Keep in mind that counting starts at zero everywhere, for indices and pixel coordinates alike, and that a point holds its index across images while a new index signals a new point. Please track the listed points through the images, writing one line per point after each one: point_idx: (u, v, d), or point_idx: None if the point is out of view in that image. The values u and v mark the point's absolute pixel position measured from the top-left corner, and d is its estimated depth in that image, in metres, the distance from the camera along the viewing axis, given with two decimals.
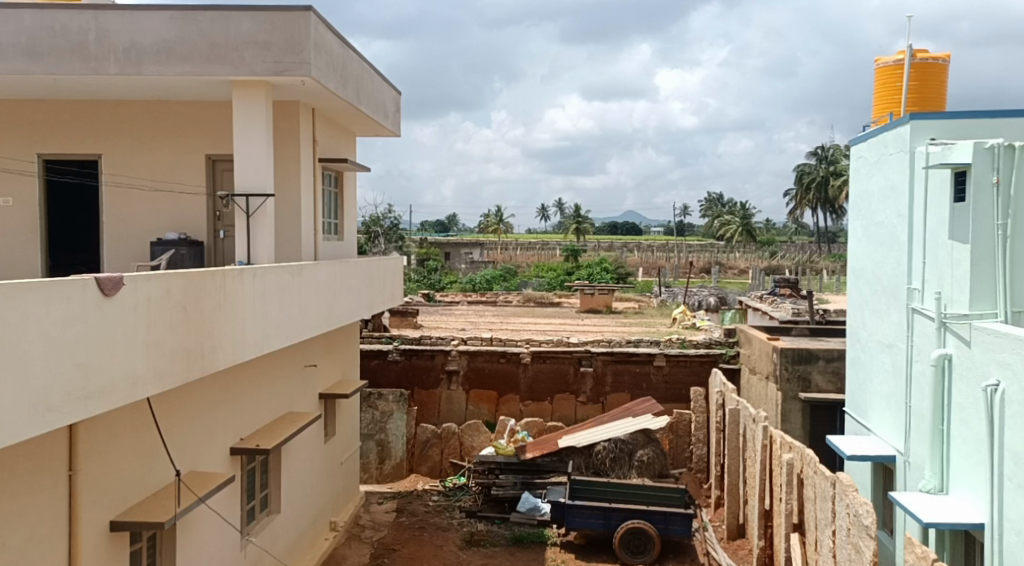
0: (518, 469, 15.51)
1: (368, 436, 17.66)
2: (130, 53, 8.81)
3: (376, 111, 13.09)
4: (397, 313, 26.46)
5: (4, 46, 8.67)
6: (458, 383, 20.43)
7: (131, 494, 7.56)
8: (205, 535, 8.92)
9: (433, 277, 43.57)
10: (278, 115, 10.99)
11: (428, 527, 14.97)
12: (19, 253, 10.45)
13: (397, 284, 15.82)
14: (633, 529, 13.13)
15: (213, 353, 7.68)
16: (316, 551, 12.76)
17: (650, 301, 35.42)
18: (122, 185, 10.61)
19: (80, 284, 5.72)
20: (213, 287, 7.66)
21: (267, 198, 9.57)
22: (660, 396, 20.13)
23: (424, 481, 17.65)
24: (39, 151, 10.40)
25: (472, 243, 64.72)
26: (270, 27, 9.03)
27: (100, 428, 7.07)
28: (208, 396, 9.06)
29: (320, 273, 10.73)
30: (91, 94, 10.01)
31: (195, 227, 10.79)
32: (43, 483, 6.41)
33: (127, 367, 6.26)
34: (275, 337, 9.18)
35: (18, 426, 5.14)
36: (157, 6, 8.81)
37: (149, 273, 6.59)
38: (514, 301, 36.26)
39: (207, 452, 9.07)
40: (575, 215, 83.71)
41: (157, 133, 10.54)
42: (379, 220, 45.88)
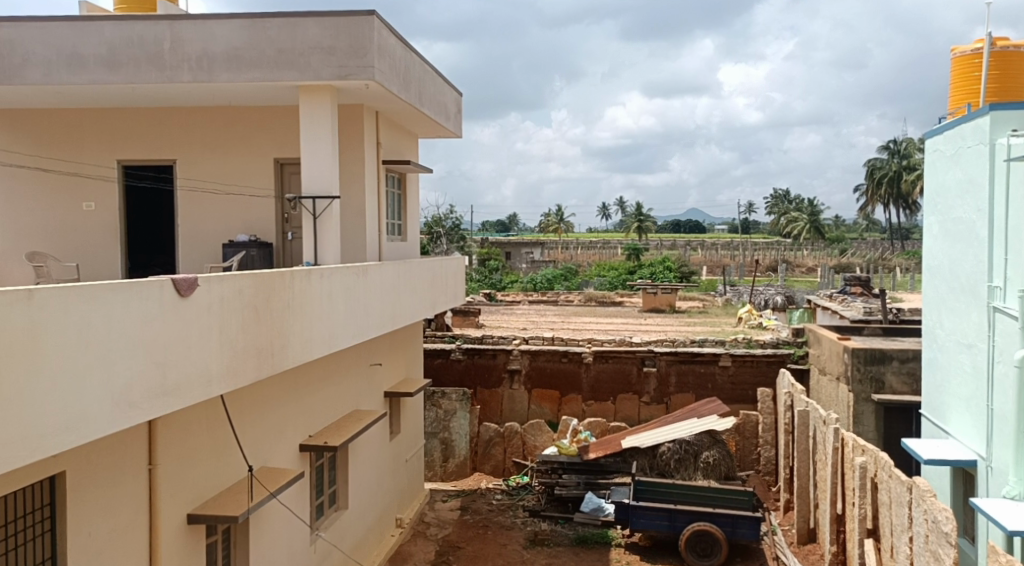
0: (581, 469, 15.46)
1: (432, 434, 17.84)
2: (202, 61, 9.07)
3: (438, 113, 13.22)
4: (459, 312, 26.66)
5: (86, 58, 9.05)
6: (520, 383, 20.50)
7: (206, 488, 7.79)
8: (276, 530, 9.13)
9: (495, 277, 43.73)
10: (343, 118, 11.16)
11: (492, 525, 15.04)
12: (101, 255, 10.92)
13: (460, 283, 15.94)
14: (699, 532, 12.96)
15: (283, 351, 7.85)
16: (384, 547, 12.94)
17: (715, 300, 34.89)
18: (196, 189, 10.93)
19: (158, 285, 5.89)
20: (283, 288, 7.83)
21: (333, 200, 9.71)
22: (726, 396, 19.85)
23: (488, 480, 17.75)
24: (119, 157, 10.81)
25: (533, 243, 64.78)
26: (336, 32, 9.17)
27: (176, 424, 7.28)
28: (278, 394, 9.27)
29: (384, 274, 10.87)
30: (165, 102, 10.35)
31: (264, 228, 11.02)
32: (126, 477, 6.65)
33: (201, 365, 6.44)
34: (341, 337, 9.33)
35: (102, 422, 5.32)
36: (227, 14, 9.04)
37: (221, 274, 6.76)
38: (576, 301, 36.14)
39: (277, 449, 9.29)
40: (637, 214, 83.12)
41: (228, 137, 10.83)
42: (441, 220, 46.22)
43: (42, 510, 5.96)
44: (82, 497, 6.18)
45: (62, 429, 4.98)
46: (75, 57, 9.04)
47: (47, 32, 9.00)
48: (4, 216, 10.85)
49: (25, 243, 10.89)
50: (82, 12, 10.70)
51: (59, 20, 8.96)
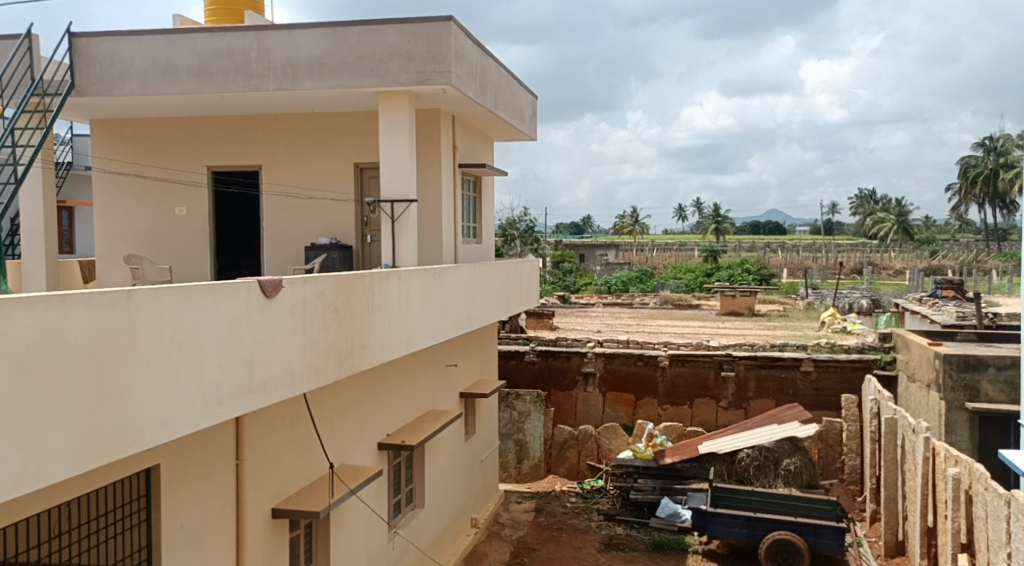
0: (657, 474, 15.34)
1: (506, 436, 17.84)
2: (287, 70, 9.34)
3: (514, 116, 13.28)
4: (533, 314, 26.69)
5: (180, 69, 9.43)
6: (595, 386, 20.39)
7: (289, 483, 8.01)
8: (356, 526, 9.32)
9: (569, 279, 43.60)
10: (420, 123, 11.31)
11: (567, 528, 15.01)
12: (192, 258, 11.37)
13: (534, 286, 15.98)
14: (780, 541, 12.66)
15: (363, 352, 8.01)
16: (460, 546, 13.05)
17: (796, 304, 34.06)
18: (280, 194, 11.25)
19: (245, 287, 6.08)
20: (363, 289, 7.98)
21: (410, 203, 9.83)
22: (808, 403, 19.38)
23: (562, 482, 17.75)
24: (208, 164, 11.19)
25: (606, 245, 64.32)
26: (414, 38, 9.28)
27: (261, 422, 7.51)
28: (357, 393, 9.45)
29: (460, 276, 10.98)
30: (251, 109, 10.67)
31: (344, 232, 11.24)
32: (215, 471, 6.89)
33: (285, 364, 6.62)
34: (418, 338, 9.46)
35: (195, 417, 5.50)
36: (311, 23, 9.28)
37: (305, 276, 6.94)
38: (651, 303, 35.75)
39: (357, 447, 9.47)
40: (715, 215, 81.80)
41: (310, 143, 11.09)
42: (515, 222, 46.32)
43: (138, 501, 6.15)
44: (175, 490, 6.41)
45: (159, 423, 5.16)
46: (169, 69, 9.43)
47: (143, 45, 9.43)
48: (104, 220, 11.41)
49: (123, 246, 11.42)
50: (174, 25, 11.16)
51: (155, 34, 9.39)
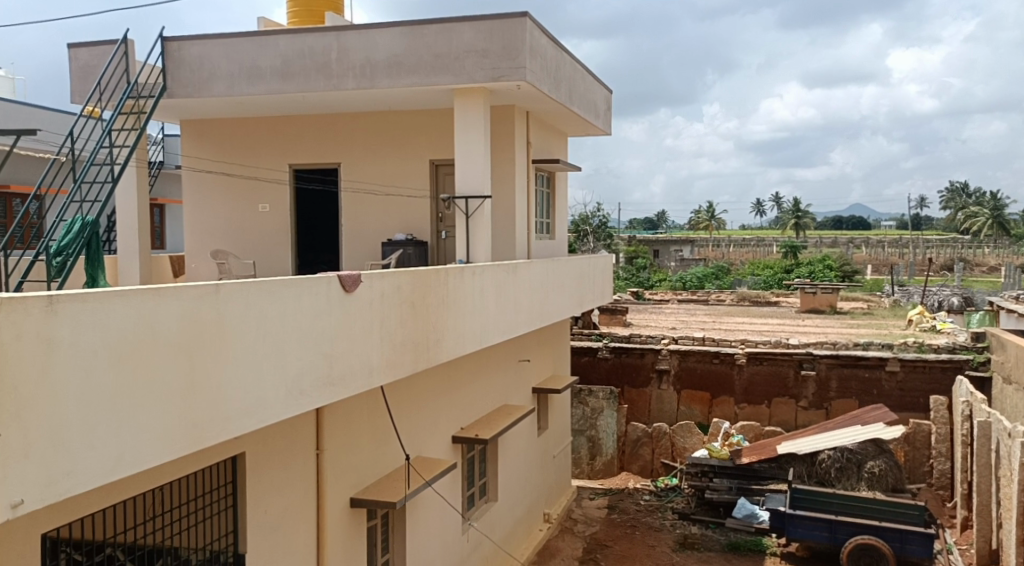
0: (734, 474, 15.05)
1: (579, 432, 17.74)
2: (365, 69, 9.49)
3: (588, 111, 13.22)
4: (606, 310, 26.53)
5: (264, 70, 9.69)
6: (669, 383, 20.11)
7: (367, 474, 8.15)
8: (431, 517, 9.42)
9: (643, 275, 43.17)
10: (495, 118, 11.34)
11: (641, 526, 14.90)
12: (275, 253, 11.70)
13: (608, 282, 15.88)
14: (863, 546, 12.28)
15: (438, 346, 8.10)
16: (534, 540, 13.08)
17: (881, 301, 32.95)
18: (358, 191, 11.44)
19: (326, 281, 6.19)
20: (439, 284, 8.06)
21: (485, 200, 9.85)
22: (893, 404, 18.77)
23: (636, 479, 17.62)
24: (290, 162, 11.46)
25: (682, 240, 63.46)
26: (489, 35, 9.29)
27: (340, 413, 7.66)
28: (433, 387, 9.56)
29: (534, 272, 11.00)
30: (331, 108, 10.89)
31: (420, 228, 11.37)
32: (296, 461, 7.05)
33: (364, 357, 6.74)
34: (492, 333, 9.51)
35: (278, 407, 5.65)
36: (389, 23, 9.40)
37: (383, 271, 7.04)
38: (728, 300, 35.13)
39: (432, 441, 9.58)
40: (795, 210, 79.84)
41: (387, 140, 11.24)
42: (588, 218, 46.05)
43: (226, 487, 6.36)
44: (260, 478, 6.60)
45: (245, 413, 5.30)
46: (254, 70, 9.71)
47: (229, 48, 9.72)
48: (193, 217, 11.84)
49: (210, 242, 11.83)
50: (258, 27, 11.46)
51: (240, 36, 9.67)
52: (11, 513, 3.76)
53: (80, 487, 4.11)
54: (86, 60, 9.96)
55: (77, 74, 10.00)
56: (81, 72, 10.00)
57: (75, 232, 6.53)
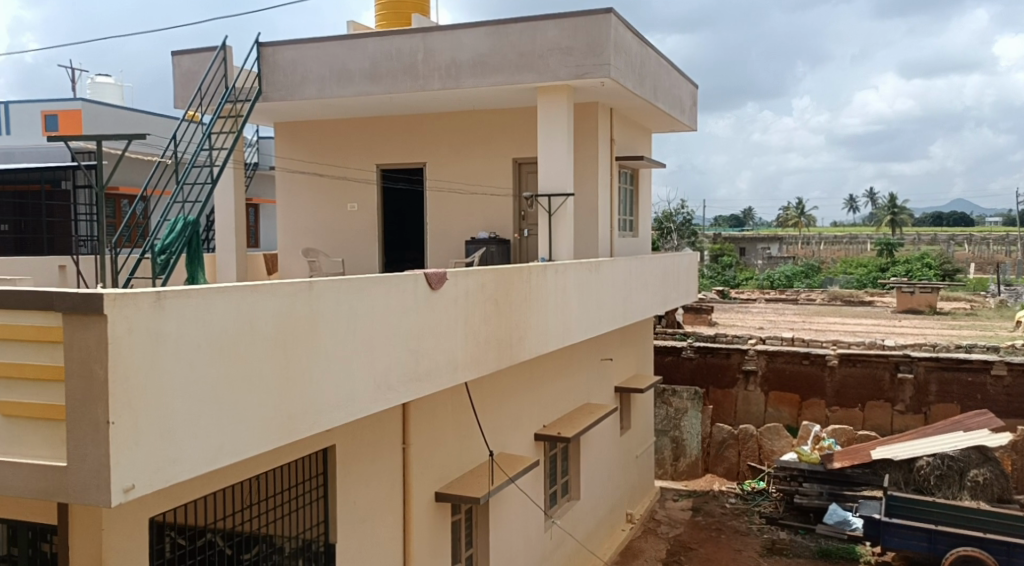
0: (825, 478, 14.57)
1: (663, 432, 17.56)
2: (450, 70, 9.62)
3: (673, 107, 13.05)
4: (691, 309, 26.11)
5: (353, 73, 9.93)
6: (756, 384, 19.62)
7: (451, 469, 8.27)
8: (514, 514, 9.49)
9: (729, 274, 42.29)
10: (580, 115, 11.33)
11: (726, 529, 14.66)
12: (362, 252, 11.96)
13: (693, 280, 15.65)
14: (966, 558, 11.76)
15: (521, 343, 8.15)
16: (616, 540, 13.00)
17: (985, 302, 31.46)
18: (442, 190, 11.59)
19: (412, 279, 6.30)
20: (522, 282, 8.09)
21: (567, 197, 9.83)
22: (999, 410, 18.05)
23: (721, 481, 17.34)
24: (378, 162, 11.71)
25: (769, 238, 62.01)
26: (574, 32, 9.25)
27: (426, 408, 7.79)
28: (516, 384, 9.61)
29: (617, 270, 10.94)
30: (417, 109, 11.08)
31: (503, 226, 11.43)
32: (382, 453, 7.20)
33: (449, 354, 6.84)
34: (575, 330, 9.50)
35: (367, 402, 5.79)
36: (474, 23, 9.50)
37: (467, 268, 7.12)
38: (819, 300, 34.09)
39: (515, 437, 9.63)
40: (891, 206, 76.92)
41: (472, 139, 11.37)
42: (672, 215, 45.42)
43: (318, 478, 6.58)
44: (349, 469, 6.77)
45: (335, 406, 5.45)
46: (343, 72, 9.95)
47: (321, 51, 10.01)
48: (286, 217, 12.23)
49: (301, 241, 12.20)
50: (348, 31, 11.75)
51: (331, 40, 9.94)
52: (122, 497, 3.96)
53: (185, 474, 4.30)
54: (188, 66, 10.41)
55: (180, 80, 10.47)
56: (183, 78, 10.47)
57: (178, 232, 6.87)
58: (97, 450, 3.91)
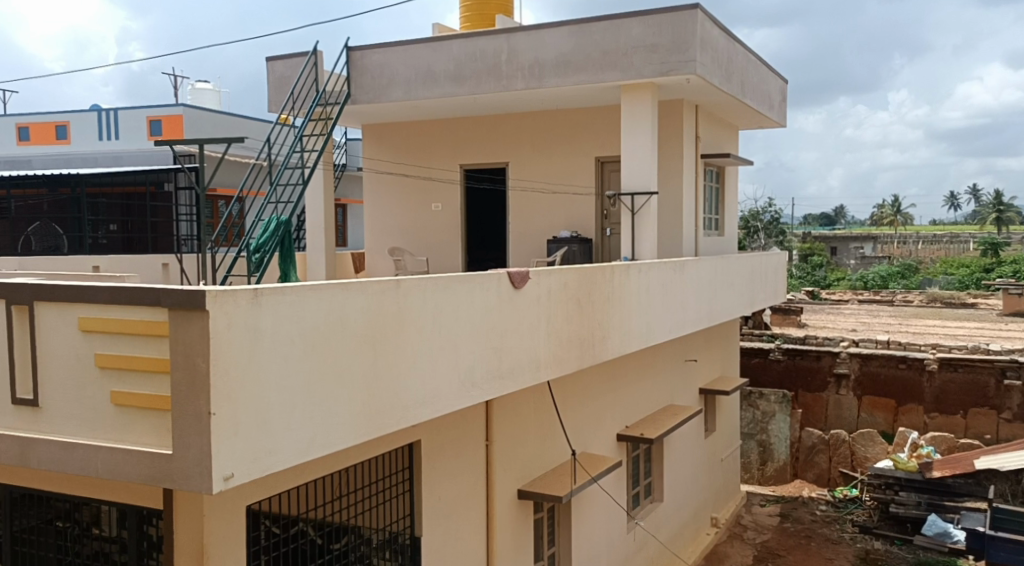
0: (923, 488, 13.98)
1: (749, 436, 17.35)
2: (534, 69, 9.66)
3: (762, 103, 12.78)
4: (779, 310, 25.49)
5: (438, 75, 10.09)
6: (849, 389, 19.02)
7: (533, 468, 8.31)
8: (597, 514, 9.48)
9: (819, 274, 41.10)
10: (665, 112, 11.21)
11: (817, 537, 14.27)
12: (446, 251, 12.13)
13: (781, 280, 15.31)
14: None
15: (604, 342, 8.13)
16: (700, 543, 12.82)
17: None
18: (525, 189, 11.63)
19: (496, 278, 6.38)
20: (604, 281, 8.08)
21: (651, 195, 9.77)
22: None
23: (810, 487, 16.89)
24: (461, 162, 11.86)
25: (863, 237, 59.97)
26: (659, 29, 9.18)
27: (509, 406, 7.87)
28: (598, 384, 9.58)
29: (702, 269, 10.79)
30: (502, 109, 11.17)
31: (585, 225, 11.40)
32: (466, 449, 7.30)
33: (532, 352, 6.89)
34: (659, 330, 9.42)
35: (451, 398, 5.89)
36: (558, 22, 9.52)
37: (551, 267, 7.15)
38: (916, 301, 32.80)
39: (597, 437, 9.61)
40: (996, 204, 73.30)
41: (555, 138, 11.39)
42: (759, 214, 44.45)
43: (403, 472, 6.69)
44: (435, 465, 6.90)
45: (421, 401, 5.57)
46: (429, 74, 10.13)
47: (407, 54, 10.21)
48: (373, 217, 12.53)
49: (387, 241, 12.48)
50: (433, 33, 11.93)
51: (417, 43, 10.14)
52: (223, 485, 4.14)
53: (280, 465, 4.47)
54: (281, 71, 10.78)
55: (274, 85, 10.85)
56: (276, 83, 10.84)
57: (271, 231, 7.06)
58: (199, 440, 4.10)
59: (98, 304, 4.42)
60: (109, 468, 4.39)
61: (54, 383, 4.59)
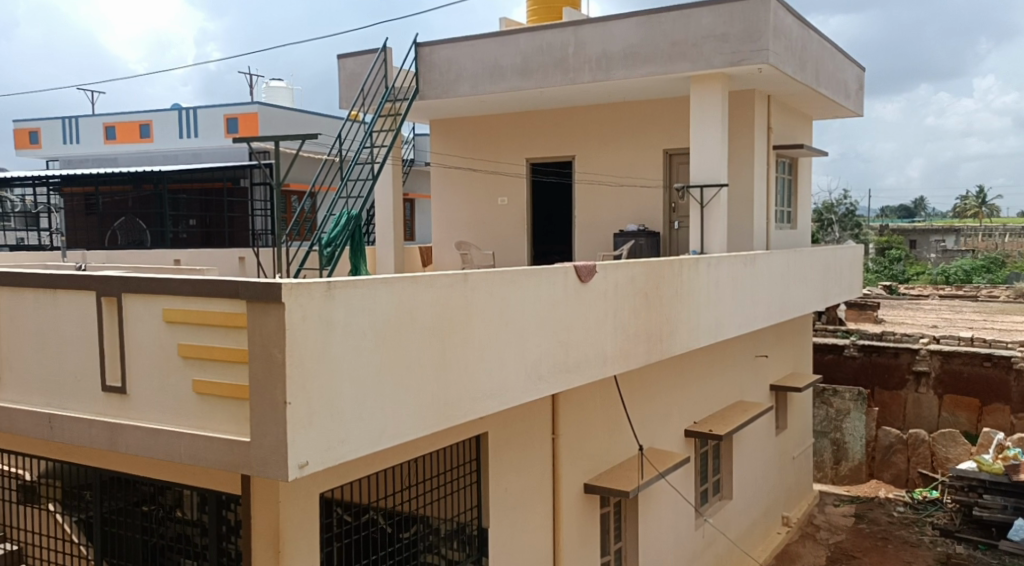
0: (1009, 491, 13.52)
1: (822, 434, 16.91)
2: (601, 62, 9.61)
3: (837, 91, 12.45)
4: (855, 305, 24.80)
5: (506, 69, 10.13)
6: (929, 387, 18.48)
7: (600, 462, 8.31)
8: (664, 510, 9.41)
9: (898, 268, 39.85)
10: (736, 102, 11.02)
11: (894, 539, 13.88)
12: (513, 245, 12.18)
13: (857, 275, 14.91)
14: None
15: (672, 337, 8.06)
16: (771, 543, 12.60)
17: None
18: (592, 182, 11.60)
19: (563, 272, 6.38)
20: (673, 275, 8.00)
21: (721, 188, 9.63)
22: None
23: (887, 488, 16.41)
24: (528, 156, 11.89)
25: (945, 229, 57.83)
26: (730, 18, 9.02)
27: (575, 401, 7.88)
28: (666, 378, 9.52)
29: (774, 263, 10.59)
30: (569, 102, 11.15)
31: (653, 218, 11.30)
32: (532, 442, 7.34)
33: (599, 346, 6.88)
34: (729, 325, 9.29)
35: (518, 391, 5.93)
36: (626, 13, 9.45)
37: (618, 261, 7.13)
38: (1002, 296, 31.49)
39: (665, 432, 9.55)
40: None
41: (622, 131, 11.32)
42: (833, 207, 43.38)
43: (470, 463, 6.78)
44: (502, 457, 6.96)
45: (489, 394, 5.62)
46: (496, 68, 10.17)
47: (475, 49, 10.28)
48: (441, 212, 12.66)
49: (455, 235, 12.59)
50: (500, 27, 11.97)
51: (485, 37, 10.20)
52: (298, 472, 4.26)
53: (352, 454, 4.58)
54: (352, 68, 10.99)
55: (345, 82, 11.06)
56: (347, 80, 11.05)
57: (342, 225, 7.28)
58: (276, 428, 4.23)
59: (181, 296, 4.59)
60: (190, 454, 4.56)
61: (140, 372, 4.79)
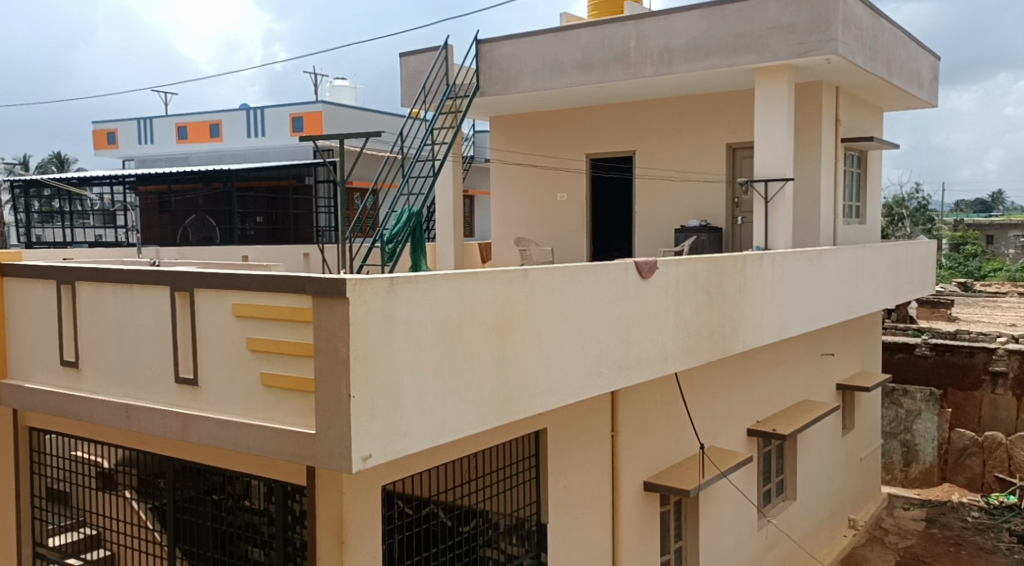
0: None
1: (891, 435, 16.50)
2: (664, 56, 9.52)
3: (910, 82, 12.08)
4: (927, 303, 24.05)
5: (567, 64, 10.11)
6: (1007, 388, 17.77)
7: (660, 460, 8.25)
8: (725, 509, 9.30)
9: (974, 264, 38.46)
10: (802, 95, 10.79)
11: (968, 545, 13.45)
12: (572, 242, 12.15)
13: (930, 272, 14.47)
14: None
15: (734, 334, 7.95)
16: (837, 546, 12.33)
17: None
18: (652, 177, 11.50)
19: (623, 267, 6.36)
20: (736, 271, 7.90)
21: (786, 182, 9.46)
22: None
23: (961, 492, 15.89)
24: (588, 151, 11.85)
25: None
26: (797, 8, 8.84)
27: (635, 398, 7.84)
28: (728, 376, 9.39)
29: (842, 259, 10.36)
30: (630, 97, 11.08)
31: (716, 213, 11.16)
32: (592, 438, 7.33)
33: (659, 343, 6.84)
34: (794, 322, 9.13)
35: (578, 387, 5.94)
36: (689, 6, 9.35)
37: (680, 257, 7.07)
38: None
39: (727, 430, 9.43)
40: None
41: (684, 125, 11.19)
42: (904, 201, 42.12)
43: (529, 460, 6.77)
44: (561, 453, 6.97)
45: (549, 389, 5.64)
46: (557, 63, 10.16)
47: (535, 45, 10.30)
48: (501, 208, 12.70)
49: (515, 231, 12.63)
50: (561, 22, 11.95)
51: (546, 33, 10.21)
52: (361, 464, 4.34)
53: (414, 447, 4.65)
54: (414, 66, 11.11)
55: (407, 79, 11.19)
56: (410, 78, 11.17)
57: (404, 222, 7.33)
58: (340, 420, 4.32)
59: (250, 290, 4.72)
60: (257, 444, 4.69)
61: (211, 364, 4.95)
